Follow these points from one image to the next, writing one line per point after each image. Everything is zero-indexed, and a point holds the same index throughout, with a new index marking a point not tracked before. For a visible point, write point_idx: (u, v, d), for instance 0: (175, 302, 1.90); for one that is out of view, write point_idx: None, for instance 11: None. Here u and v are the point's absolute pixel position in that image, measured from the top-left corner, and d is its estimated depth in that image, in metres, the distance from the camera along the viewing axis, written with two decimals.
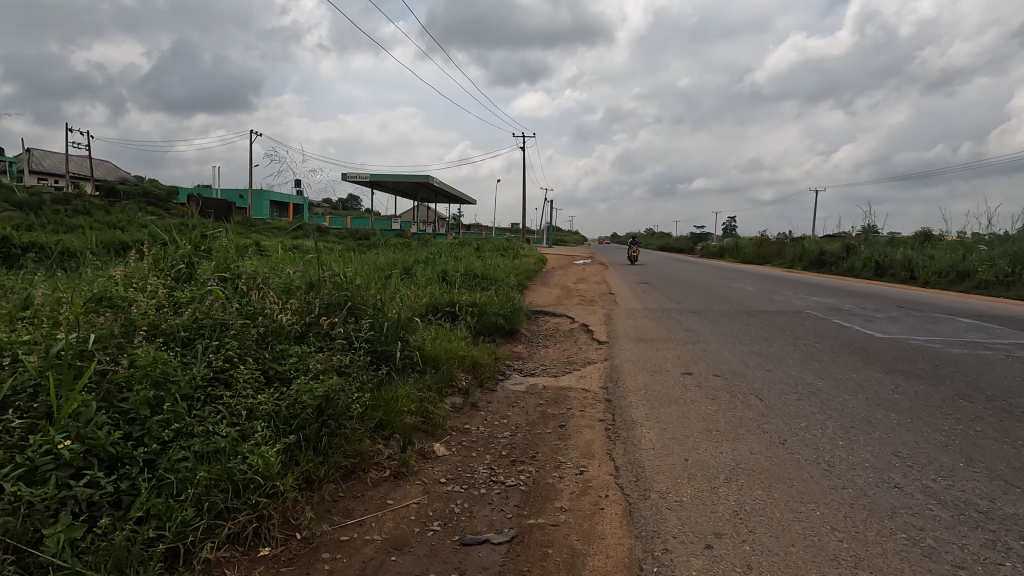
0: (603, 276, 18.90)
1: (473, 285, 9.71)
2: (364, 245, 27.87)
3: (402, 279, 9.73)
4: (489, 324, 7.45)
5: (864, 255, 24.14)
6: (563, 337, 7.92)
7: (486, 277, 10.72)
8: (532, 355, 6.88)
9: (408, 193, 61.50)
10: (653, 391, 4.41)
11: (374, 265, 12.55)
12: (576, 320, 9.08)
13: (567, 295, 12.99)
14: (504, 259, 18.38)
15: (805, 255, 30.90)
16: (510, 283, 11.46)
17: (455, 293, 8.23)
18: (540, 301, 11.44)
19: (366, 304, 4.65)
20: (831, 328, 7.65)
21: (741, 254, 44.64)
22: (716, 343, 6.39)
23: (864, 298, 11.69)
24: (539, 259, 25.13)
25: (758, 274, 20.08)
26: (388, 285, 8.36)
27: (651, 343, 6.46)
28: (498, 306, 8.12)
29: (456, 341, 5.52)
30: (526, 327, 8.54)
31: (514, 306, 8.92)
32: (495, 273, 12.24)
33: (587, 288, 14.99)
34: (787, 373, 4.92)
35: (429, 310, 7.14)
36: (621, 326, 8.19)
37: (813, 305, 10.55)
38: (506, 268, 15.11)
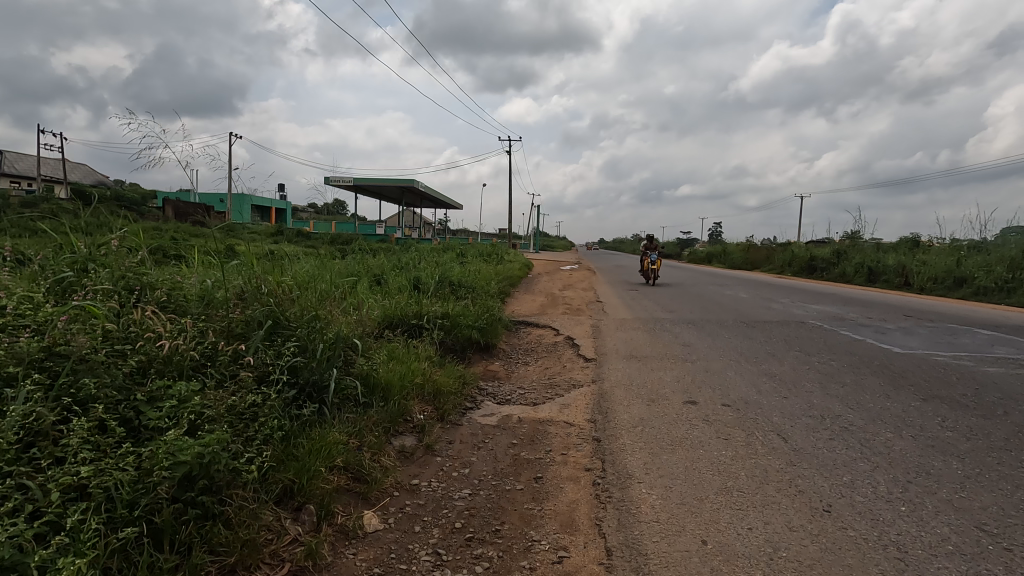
0: (591, 282, 18.14)
1: (448, 293, 8.85)
2: (344, 250, 26.89)
3: (370, 287, 8.85)
4: (461, 339, 6.60)
5: (855, 261, 23.64)
6: (545, 352, 7.10)
7: (463, 284, 9.86)
8: (509, 375, 6.03)
9: (393, 198, 60.49)
10: (650, 429, 3.57)
11: (344, 273, 11.62)
12: (561, 332, 8.25)
13: (552, 304, 12.18)
14: (487, 265, 17.57)
15: (794, 261, 30.40)
16: (491, 291, 10.62)
17: (425, 304, 7.37)
18: (523, 311, 10.59)
19: (297, 322, 3.76)
20: (841, 341, 6.91)
21: (729, 259, 44.22)
22: (719, 361, 5.57)
23: (866, 306, 11.00)
24: (524, 265, 24.32)
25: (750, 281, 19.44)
26: (351, 295, 7.49)
27: (644, 361, 5.63)
28: (473, 317, 7.28)
29: (416, 364, 4.66)
30: (505, 340, 7.70)
31: (492, 317, 8.06)
32: (475, 280, 11.38)
33: (573, 295, 14.20)
34: (809, 403, 4.11)
35: (393, 325, 6.30)
36: (609, 338, 7.37)
37: (816, 315, 9.83)
38: (488, 275, 14.24)
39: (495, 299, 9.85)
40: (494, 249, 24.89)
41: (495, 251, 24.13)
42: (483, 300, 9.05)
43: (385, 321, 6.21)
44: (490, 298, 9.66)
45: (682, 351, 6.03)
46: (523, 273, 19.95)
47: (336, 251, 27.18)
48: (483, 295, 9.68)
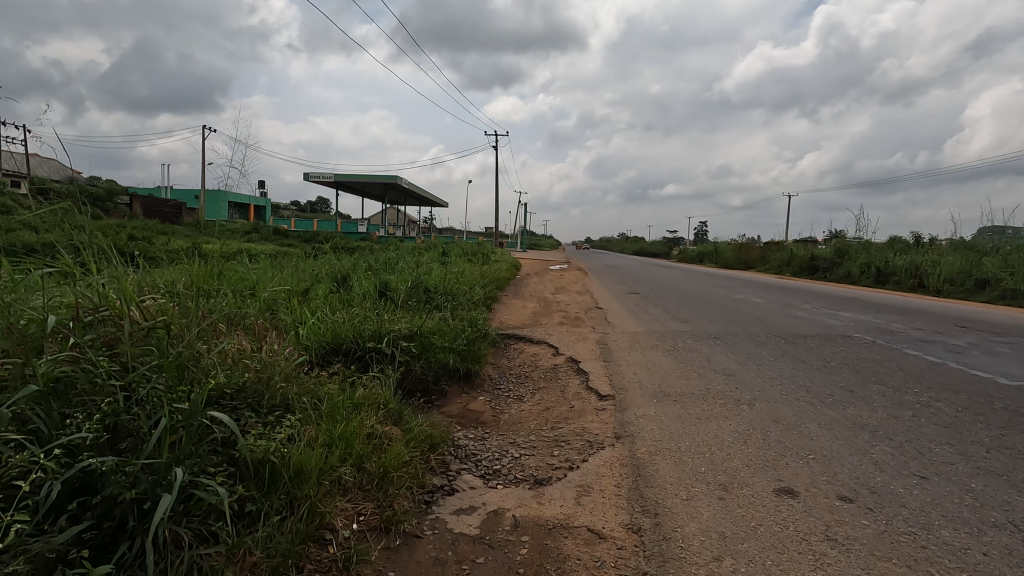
0: (586, 284, 16.67)
1: (422, 302, 7.26)
2: (320, 249, 25.16)
3: (326, 296, 7.26)
4: (433, 365, 5.06)
5: (860, 261, 22.45)
6: (542, 381, 5.56)
7: (440, 290, 8.30)
8: (497, 419, 4.49)
9: (375, 195, 58.63)
10: (752, 569, 2.04)
11: (304, 276, 10.00)
12: (561, 350, 6.72)
13: (545, 311, 10.67)
14: (473, 265, 16.06)
15: (793, 261, 29.18)
16: (474, 298, 9.04)
17: (390, 318, 5.82)
18: (512, 321, 9.03)
19: (129, 374, 2.18)
20: (917, 365, 5.46)
21: (721, 259, 43.05)
22: (785, 404, 4.06)
23: (905, 315, 9.59)
24: (512, 265, 22.80)
25: (755, 282, 18.08)
26: (293, 310, 5.89)
27: (683, 403, 4.11)
28: (448, 334, 5.75)
29: (354, 423, 3.08)
30: (491, 363, 6.17)
31: (474, 332, 6.50)
32: (455, 284, 9.81)
33: (567, 300, 12.71)
34: (973, 496, 2.61)
35: (333, 358, 4.72)
36: (623, 358, 5.84)
37: (855, 325, 8.40)
38: (472, 277, 12.67)
39: (479, 310, 8.30)
40: (480, 248, 23.34)
41: (480, 250, 22.58)
42: (463, 310, 7.48)
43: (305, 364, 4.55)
44: (472, 307, 8.13)
45: (726, 386, 4.52)
46: (510, 274, 18.42)
47: (310, 249, 25.43)
48: (464, 303, 8.12)
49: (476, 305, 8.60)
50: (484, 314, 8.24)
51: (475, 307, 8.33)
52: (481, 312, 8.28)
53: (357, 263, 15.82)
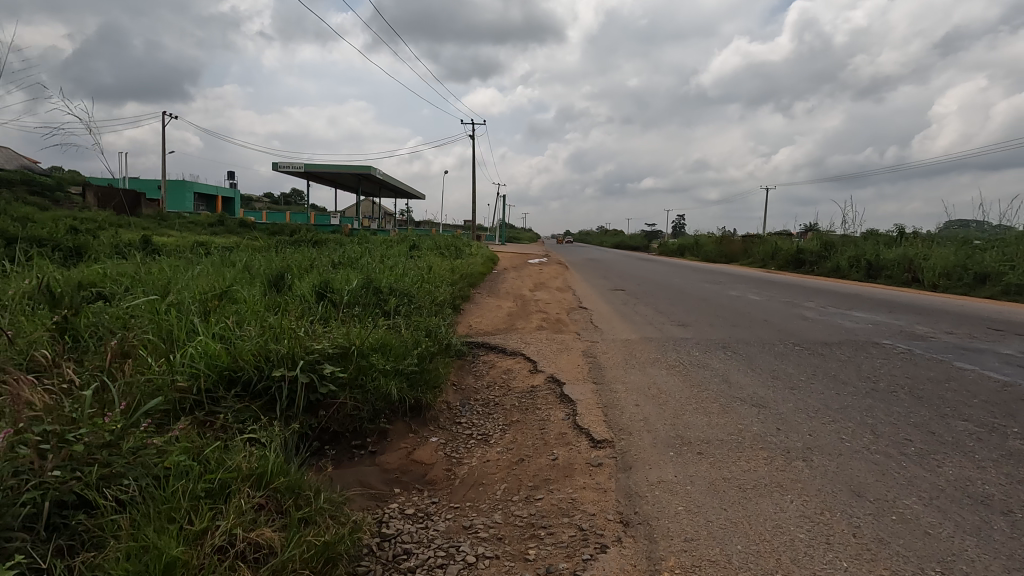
0: (567, 280, 15.49)
1: (370, 306, 5.95)
2: (285, 242, 23.56)
3: (250, 300, 5.91)
4: (368, 398, 3.82)
5: (849, 254, 21.72)
6: (514, 411, 4.32)
7: (396, 288, 6.99)
8: (450, 479, 3.25)
9: (349, 186, 56.70)
10: None
11: (243, 274, 8.60)
12: (538, 365, 5.46)
13: (521, 311, 9.42)
14: (445, 260, 14.76)
15: (778, 253, 28.48)
16: (438, 299, 7.76)
17: (319, 332, 4.54)
18: (482, 325, 7.77)
19: None
20: (984, 384, 4.36)
21: (703, 252, 42.37)
22: (856, 460, 2.87)
23: (924, 315, 8.56)
24: (489, 259, 21.56)
25: (746, 277, 17.12)
26: (192, 322, 4.57)
27: (713, 458, 2.90)
28: (394, 349, 4.51)
29: (181, 546, 1.83)
30: (452, 385, 4.91)
31: (431, 346, 5.23)
32: (417, 282, 8.54)
33: (547, 298, 11.52)
34: None
35: (226, 394, 3.45)
36: (617, 378, 4.62)
37: (876, 328, 7.32)
38: (440, 273, 11.36)
39: (442, 315, 7.02)
40: (455, 241, 21.98)
41: (454, 243, 21.24)
42: (421, 314, 6.21)
43: (181, 404, 3.28)
44: (434, 311, 6.86)
45: (764, 428, 3.32)
46: (486, 270, 17.11)
47: (274, 243, 23.83)
48: (424, 305, 6.84)
49: (440, 308, 7.33)
50: (448, 320, 6.96)
51: (438, 311, 7.06)
52: (446, 319, 7.01)
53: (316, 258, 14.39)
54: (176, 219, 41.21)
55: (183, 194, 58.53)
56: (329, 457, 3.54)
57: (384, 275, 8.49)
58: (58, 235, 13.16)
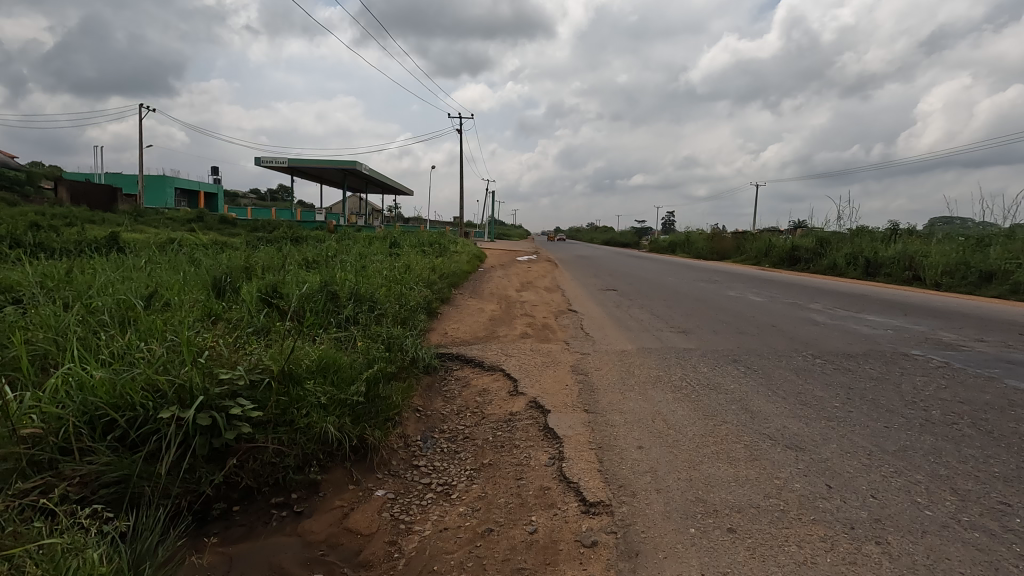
0: (555, 279, 14.69)
1: (322, 315, 5.09)
2: (263, 239, 22.55)
3: (181, 309, 5.04)
4: (296, 439, 3.01)
5: (845, 250, 21.14)
6: (485, 449, 3.48)
7: (358, 290, 6.13)
8: (393, 560, 2.41)
9: (335, 181, 55.57)
10: None
11: (193, 275, 7.68)
12: (519, 385, 4.62)
13: (504, 315, 8.56)
14: (426, 259, 13.88)
15: (771, 250, 27.90)
16: (409, 304, 6.90)
17: (246, 352, 3.70)
18: (459, 333, 6.91)
19: None
20: None
21: (694, 248, 41.80)
22: (949, 544, 2.07)
23: (946, 319, 7.80)
24: (475, 256, 20.69)
25: (741, 276, 16.43)
26: (90, 340, 3.72)
27: (751, 542, 2.10)
28: (338, 372, 3.68)
29: None
30: (413, 413, 4.06)
31: (390, 365, 4.37)
32: (387, 285, 7.68)
33: (533, 300, 10.70)
34: None
35: (98, 442, 2.61)
36: (612, 404, 3.80)
37: (899, 336, 6.55)
38: (418, 273, 10.48)
39: (411, 324, 6.16)
40: (440, 239, 21.07)
41: (438, 240, 20.34)
42: (383, 324, 5.35)
43: (30, 463, 2.45)
44: (400, 320, 6.01)
45: (810, 485, 2.51)
46: (471, 268, 16.25)
47: (250, 240, 22.85)
48: (390, 312, 5.98)
49: (409, 313, 6.48)
50: (417, 330, 6.11)
51: (406, 319, 6.21)
52: (415, 328, 6.15)
53: (289, 257, 13.47)
54: (155, 215, 39.91)
55: (163, 190, 56.99)
56: (238, 523, 2.72)
57: (349, 278, 7.62)
58: (9, 232, 12.19)
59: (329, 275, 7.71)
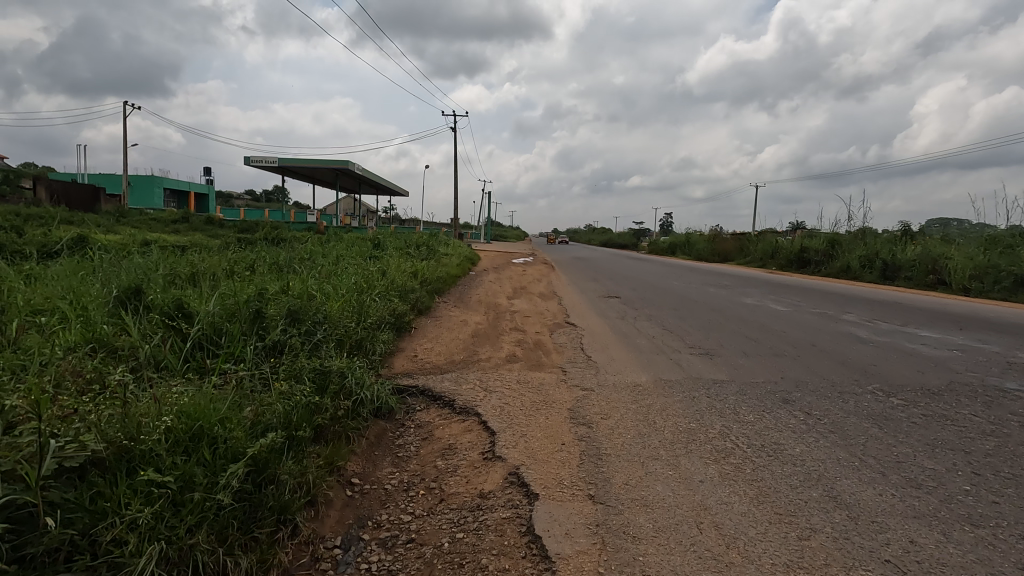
0: (553, 285, 13.45)
1: (236, 342, 3.84)
2: (242, 240, 21.24)
3: (48, 336, 3.79)
4: None
5: (860, 252, 19.95)
6: (434, 572, 2.20)
7: (298, 301, 4.88)
8: None
9: (327, 181, 54.32)
10: None
11: (117, 282, 6.41)
12: (496, 442, 3.35)
13: (491, 330, 7.29)
14: (411, 262, 12.63)
15: (778, 252, 26.72)
16: (368, 320, 5.64)
17: (71, 413, 2.44)
18: (431, 356, 5.64)
19: None
20: None
21: (695, 250, 40.62)
22: None
23: (1015, 336, 6.54)
24: (467, 259, 19.44)
25: (754, 280, 15.21)
26: None
27: None
28: (212, 443, 2.46)
29: None
30: (338, 497, 2.79)
31: (311, 422, 3.14)
32: (348, 296, 6.42)
33: (527, 309, 9.43)
34: None
35: None
36: (631, 490, 2.54)
37: (975, 360, 5.30)
38: (394, 279, 9.20)
39: (367, 350, 4.90)
40: (429, 240, 19.75)
41: (427, 242, 19.04)
42: (320, 352, 4.09)
43: None
44: (350, 343, 4.76)
45: None
46: (460, 272, 14.99)
47: (229, 242, 21.58)
48: (336, 331, 4.73)
49: (366, 331, 5.23)
50: (373, 357, 4.84)
51: (360, 340, 4.96)
52: (371, 354, 4.90)
53: (258, 261, 12.19)
54: (138, 216, 38.51)
55: (151, 190, 55.57)
56: None
57: (302, 287, 6.37)
58: None
59: (278, 284, 6.46)
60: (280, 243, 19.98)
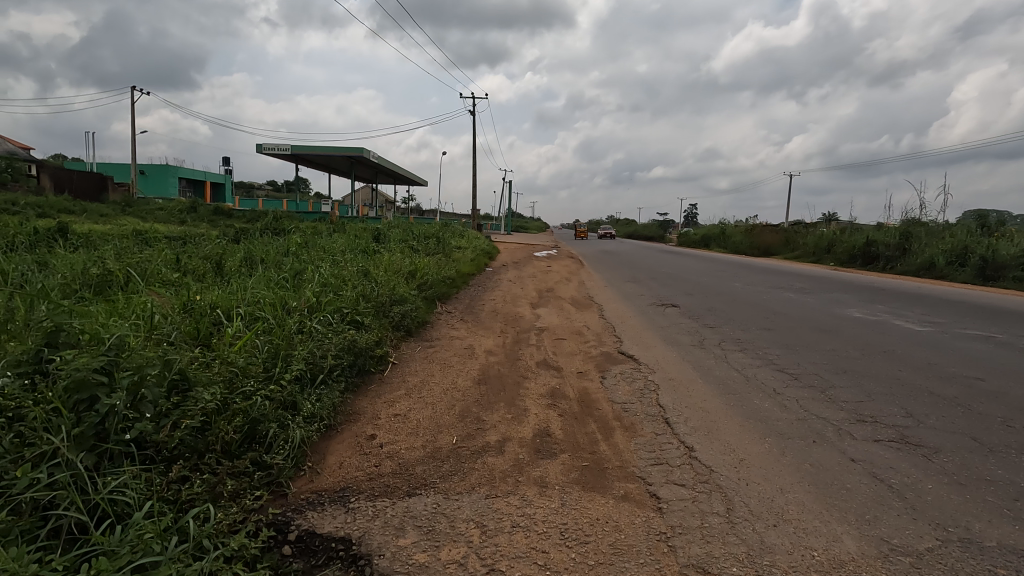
0: (586, 288, 10.91)
1: None
2: (236, 232, 18.98)
3: None
4: None
5: (944, 247, 17.03)
6: None
7: (107, 344, 2.46)
8: None
9: (342, 170, 52.35)
10: None
11: None
12: None
13: (508, 367, 4.80)
14: (411, 259, 10.21)
15: (834, 246, 23.77)
16: (280, 369, 3.17)
17: None
18: (401, 438, 3.17)
19: None
20: None
21: (730, 242, 37.57)
22: None
23: None
24: (483, 253, 16.98)
25: (830, 281, 12.51)
26: None
27: None
28: None
29: None
30: None
31: None
32: (272, 320, 3.99)
33: (559, 325, 6.90)
34: None
35: None
36: None
37: None
38: (377, 282, 6.76)
39: (247, 456, 2.47)
40: (440, 231, 17.26)
41: (438, 234, 16.57)
42: (45, 542, 1.71)
43: None
44: (199, 454, 2.33)
45: None
46: (474, 270, 12.52)
47: (220, 233, 19.33)
48: (172, 423, 2.30)
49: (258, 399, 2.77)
50: (254, 479, 2.40)
51: (236, 433, 2.51)
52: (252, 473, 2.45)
53: (222, 257, 9.83)
54: (144, 205, 36.94)
55: (164, 180, 54.29)
56: None
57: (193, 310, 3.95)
58: None
59: (161, 307, 4.07)
60: (272, 234, 17.71)
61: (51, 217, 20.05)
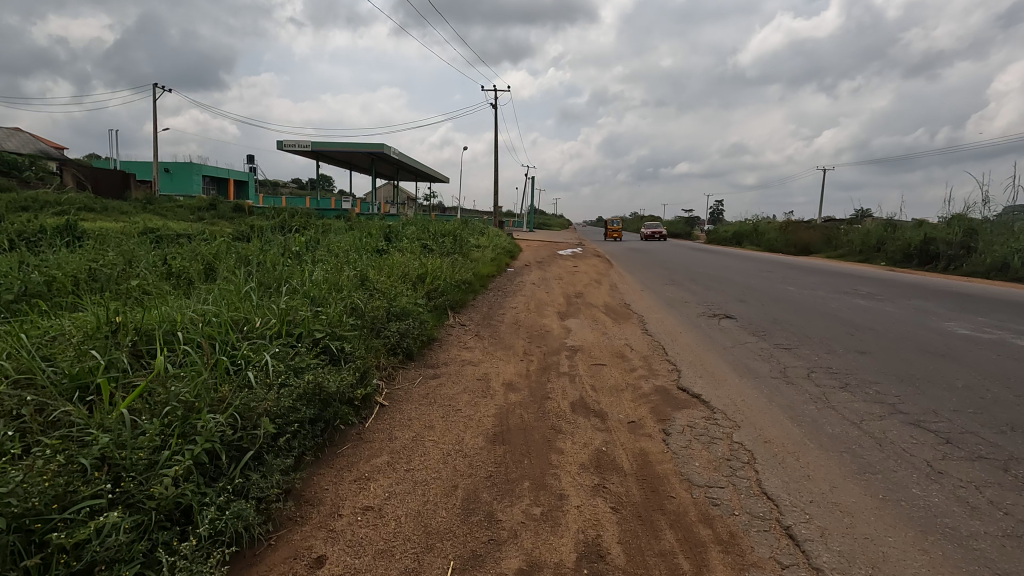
0: (620, 293, 9.63)
1: None
2: (246, 229, 18.13)
3: None
4: None
5: (1019, 245, 15.25)
6: None
7: None
8: None
9: (362, 166, 51.67)
10: None
11: None
12: None
13: (534, 412, 3.59)
14: (423, 259, 9.07)
15: (883, 244, 21.95)
16: (173, 448, 2.02)
17: None
18: (367, 562, 1.98)
19: None
20: None
21: (764, 239, 35.68)
22: None
23: None
24: (504, 252, 15.80)
25: (900, 284, 10.98)
26: None
27: None
28: None
29: None
30: None
31: None
32: (201, 362, 2.87)
33: (593, 343, 5.68)
34: None
35: None
36: None
37: None
38: (376, 291, 5.62)
39: None
40: (457, 228, 16.14)
41: (455, 231, 15.45)
42: None
43: None
44: None
45: None
46: (494, 271, 11.34)
47: (230, 231, 18.49)
48: None
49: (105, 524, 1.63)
50: None
51: None
52: None
53: (214, 257, 8.83)
54: (164, 202, 36.67)
55: (188, 178, 54.40)
56: None
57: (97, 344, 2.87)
58: None
59: (57, 341, 2.98)
60: (281, 232, 16.77)
61: (58, 215, 19.44)
